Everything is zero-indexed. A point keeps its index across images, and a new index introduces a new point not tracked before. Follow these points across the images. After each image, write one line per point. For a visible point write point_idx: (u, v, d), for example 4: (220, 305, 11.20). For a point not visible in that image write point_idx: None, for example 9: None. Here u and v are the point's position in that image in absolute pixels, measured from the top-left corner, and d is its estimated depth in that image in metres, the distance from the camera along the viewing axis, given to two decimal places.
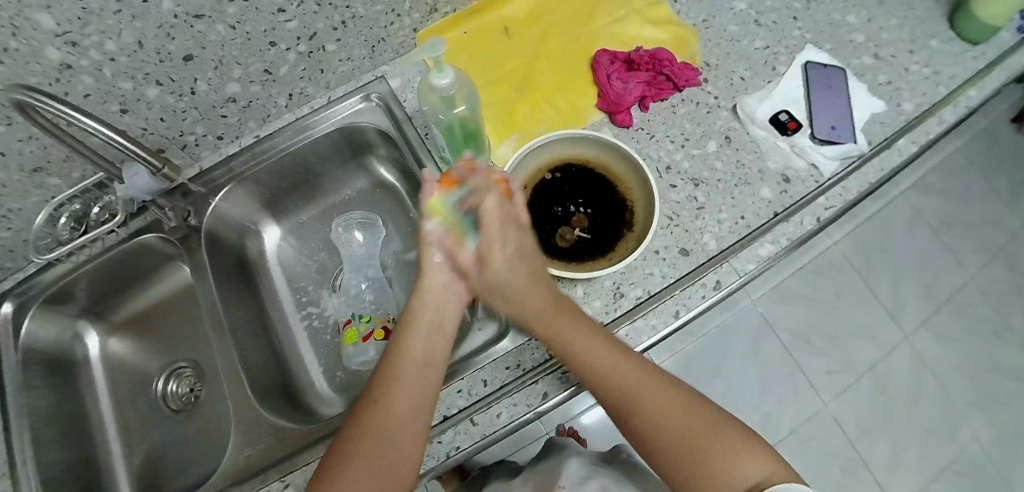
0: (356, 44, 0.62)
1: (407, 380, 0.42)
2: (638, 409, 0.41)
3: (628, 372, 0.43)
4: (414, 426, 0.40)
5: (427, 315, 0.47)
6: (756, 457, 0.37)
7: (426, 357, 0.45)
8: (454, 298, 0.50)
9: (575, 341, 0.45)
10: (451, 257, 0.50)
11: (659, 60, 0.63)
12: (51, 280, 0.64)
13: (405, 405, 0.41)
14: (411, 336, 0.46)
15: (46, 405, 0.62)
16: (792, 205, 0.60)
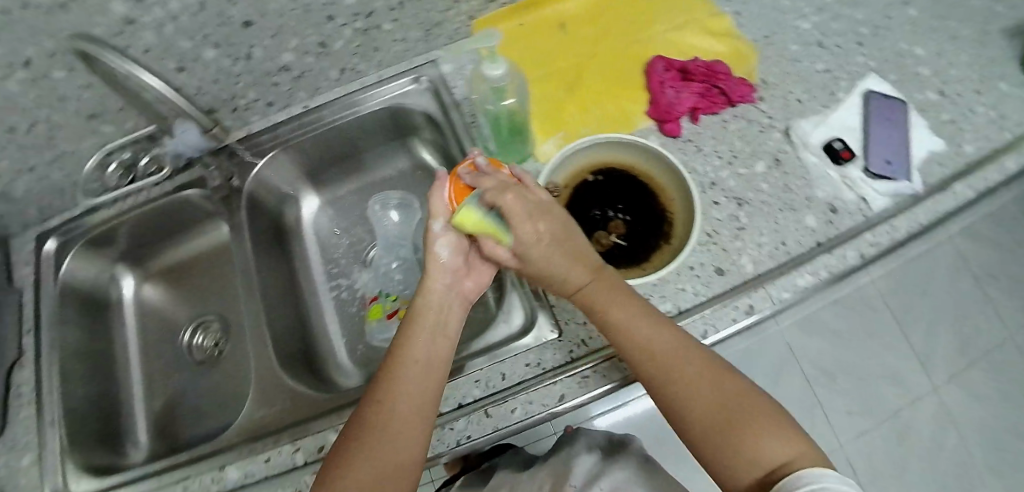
0: (412, 26, 0.62)
1: (410, 379, 0.43)
2: (668, 382, 0.41)
3: (663, 342, 0.42)
4: (419, 426, 0.41)
5: (433, 314, 0.47)
6: (786, 439, 0.36)
7: (428, 357, 0.44)
8: (458, 298, 0.50)
9: (612, 309, 0.44)
10: (454, 251, 0.49)
11: (715, 73, 0.61)
12: (95, 222, 0.67)
13: (407, 407, 0.41)
14: (415, 335, 0.46)
15: (76, 340, 0.66)
16: (835, 237, 0.58)
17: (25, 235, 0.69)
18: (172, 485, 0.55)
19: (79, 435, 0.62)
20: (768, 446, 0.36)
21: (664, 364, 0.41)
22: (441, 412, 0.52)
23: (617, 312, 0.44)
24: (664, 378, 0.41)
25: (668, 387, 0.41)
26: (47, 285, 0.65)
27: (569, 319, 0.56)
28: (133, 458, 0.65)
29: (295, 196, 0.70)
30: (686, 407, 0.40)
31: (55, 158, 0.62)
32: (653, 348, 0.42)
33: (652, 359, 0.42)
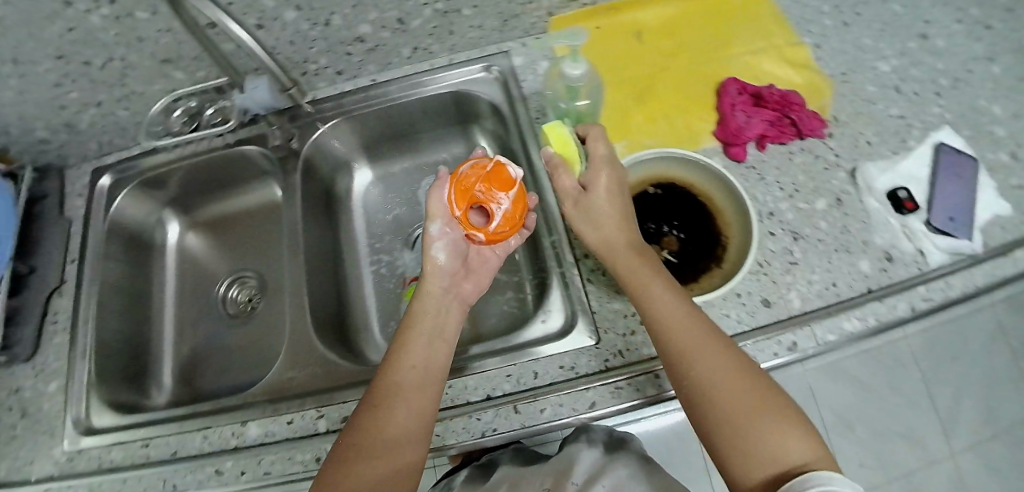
0: (490, 15, 0.62)
1: (407, 382, 0.45)
2: (691, 360, 0.41)
3: (693, 323, 0.43)
4: (417, 425, 0.43)
5: (430, 322, 0.51)
6: (804, 438, 0.36)
7: (424, 365, 0.47)
8: (451, 303, 0.54)
9: (649, 285, 0.46)
10: (449, 254, 0.54)
11: (789, 103, 0.60)
12: (150, 164, 0.69)
13: (407, 410, 0.44)
14: (411, 345, 0.49)
15: (118, 276, 0.68)
16: (888, 286, 0.57)
17: (82, 168, 0.71)
18: (193, 432, 0.55)
19: (106, 370, 0.63)
20: (784, 444, 0.36)
21: (692, 346, 0.42)
22: (469, 400, 0.52)
23: (654, 288, 0.46)
24: (689, 355, 0.41)
25: (690, 366, 0.41)
26: (97, 220, 0.67)
27: (609, 327, 0.54)
28: (155, 400, 0.66)
29: (349, 167, 0.71)
30: (707, 390, 0.40)
31: (123, 97, 0.63)
32: (682, 330, 0.43)
33: (681, 340, 0.42)
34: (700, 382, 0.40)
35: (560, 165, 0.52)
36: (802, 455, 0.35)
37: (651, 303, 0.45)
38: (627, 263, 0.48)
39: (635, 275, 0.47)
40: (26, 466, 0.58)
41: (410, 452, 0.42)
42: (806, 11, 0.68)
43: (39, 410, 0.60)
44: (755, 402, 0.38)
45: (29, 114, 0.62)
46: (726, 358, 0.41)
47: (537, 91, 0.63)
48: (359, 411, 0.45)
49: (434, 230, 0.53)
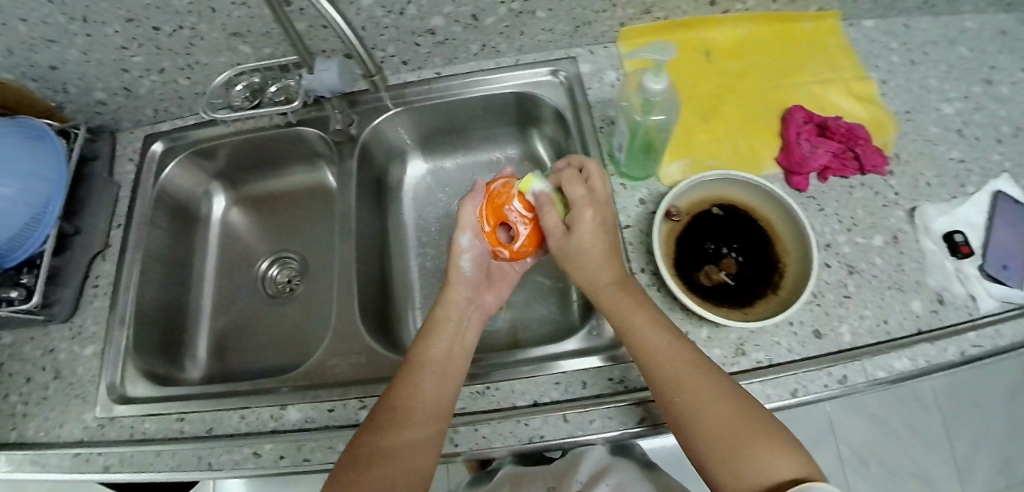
0: (563, 19, 0.62)
1: (426, 382, 0.47)
2: (683, 387, 0.43)
3: (678, 352, 0.45)
4: (431, 429, 0.45)
5: (450, 324, 0.52)
6: (789, 455, 0.38)
7: (441, 364, 0.49)
8: (474, 311, 0.55)
9: (634, 315, 0.47)
10: (476, 264, 0.54)
11: (856, 136, 0.60)
12: (205, 136, 0.69)
13: (424, 408, 0.45)
14: (432, 344, 0.50)
15: (161, 244, 0.68)
16: (940, 329, 0.57)
17: (135, 133, 0.72)
18: (231, 410, 0.54)
19: (142, 338, 0.63)
20: (774, 461, 0.38)
21: (681, 372, 0.43)
22: (516, 404, 0.51)
23: (639, 319, 0.47)
24: (677, 383, 0.43)
25: (681, 391, 0.42)
26: (146, 187, 0.67)
27: None
28: (189, 373, 0.66)
29: (405, 158, 0.72)
30: (699, 416, 0.41)
31: (186, 67, 0.63)
32: (670, 356, 0.44)
33: (668, 379, 0.43)
34: (687, 406, 0.42)
35: (548, 201, 0.51)
36: (793, 469, 0.37)
37: (636, 332, 0.47)
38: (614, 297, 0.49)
39: (620, 308, 0.48)
40: (56, 429, 0.57)
41: (424, 453, 0.43)
42: (874, 46, 0.69)
43: (73, 373, 0.60)
44: (744, 421, 0.40)
45: (92, 75, 0.62)
46: (714, 382, 0.43)
47: (602, 100, 0.63)
48: (378, 410, 0.46)
49: (463, 240, 0.53)
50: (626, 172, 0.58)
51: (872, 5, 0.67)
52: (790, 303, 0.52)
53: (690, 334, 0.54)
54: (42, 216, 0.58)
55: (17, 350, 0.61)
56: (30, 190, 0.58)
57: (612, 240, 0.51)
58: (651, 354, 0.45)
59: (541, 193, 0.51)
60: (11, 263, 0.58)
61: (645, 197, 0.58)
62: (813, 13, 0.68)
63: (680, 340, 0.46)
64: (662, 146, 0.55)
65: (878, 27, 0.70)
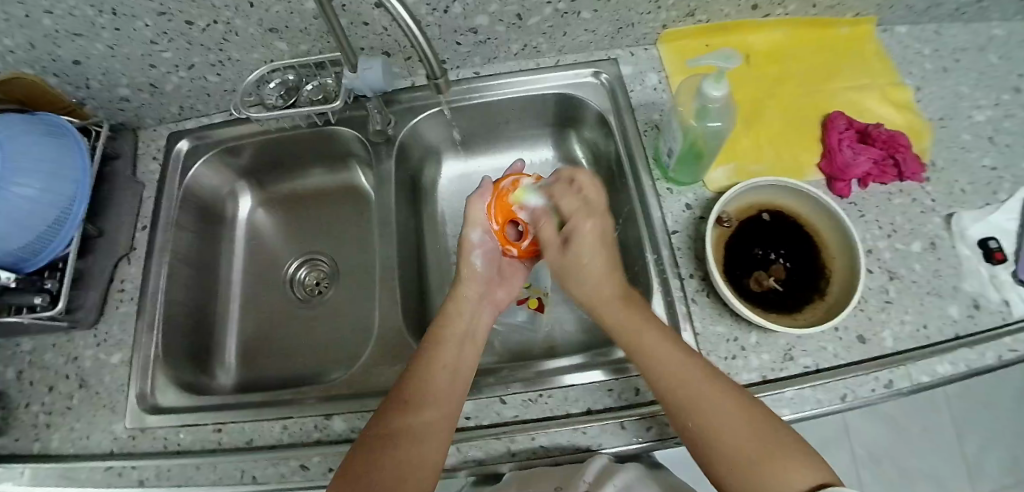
0: (606, 21, 0.61)
1: (439, 382, 0.48)
2: (696, 403, 0.43)
3: (687, 365, 0.45)
4: (443, 423, 0.45)
5: (462, 323, 0.54)
6: (800, 463, 0.40)
7: (453, 366, 0.50)
8: (484, 308, 0.57)
9: (641, 331, 0.49)
10: (488, 261, 0.58)
11: (896, 144, 0.61)
12: (233, 135, 0.68)
13: (435, 407, 0.46)
14: (443, 346, 0.51)
15: (187, 246, 0.66)
16: (977, 333, 0.57)
17: (158, 130, 0.70)
18: (271, 421, 0.53)
19: (171, 345, 0.61)
20: (793, 476, 0.39)
21: (695, 392, 0.44)
22: (568, 412, 0.50)
23: (647, 336, 0.48)
24: (690, 402, 0.44)
25: (696, 411, 0.43)
26: (172, 186, 0.65)
27: (711, 350, 0.53)
28: (220, 381, 0.64)
29: (440, 159, 0.71)
30: (716, 437, 0.42)
31: (217, 63, 0.61)
32: (680, 374, 0.45)
33: (680, 391, 0.44)
34: (702, 424, 0.43)
35: (544, 214, 0.58)
36: (810, 481, 0.38)
37: (643, 348, 0.48)
38: (618, 312, 0.51)
39: (627, 322, 0.50)
40: (83, 440, 0.55)
41: (434, 449, 0.44)
42: (907, 53, 0.70)
43: (99, 382, 0.57)
44: (761, 438, 0.41)
45: (117, 70, 0.60)
46: (726, 395, 0.43)
47: (644, 103, 0.63)
48: (392, 401, 0.47)
49: (475, 237, 0.58)
50: (674, 177, 0.58)
51: (906, 11, 0.68)
52: (837, 311, 0.52)
53: (739, 340, 0.54)
54: (67, 217, 0.56)
55: (39, 358, 0.59)
56: (55, 191, 0.55)
57: (609, 251, 0.56)
58: (661, 372, 0.46)
59: (537, 207, 0.58)
60: (32, 268, 0.55)
61: (691, 202, 0.58)
62: (850, 19, 0.69)
63: (689, 353, 0.47)
64: (712, 153, 0.55)
65: (911, 34, 0.71)
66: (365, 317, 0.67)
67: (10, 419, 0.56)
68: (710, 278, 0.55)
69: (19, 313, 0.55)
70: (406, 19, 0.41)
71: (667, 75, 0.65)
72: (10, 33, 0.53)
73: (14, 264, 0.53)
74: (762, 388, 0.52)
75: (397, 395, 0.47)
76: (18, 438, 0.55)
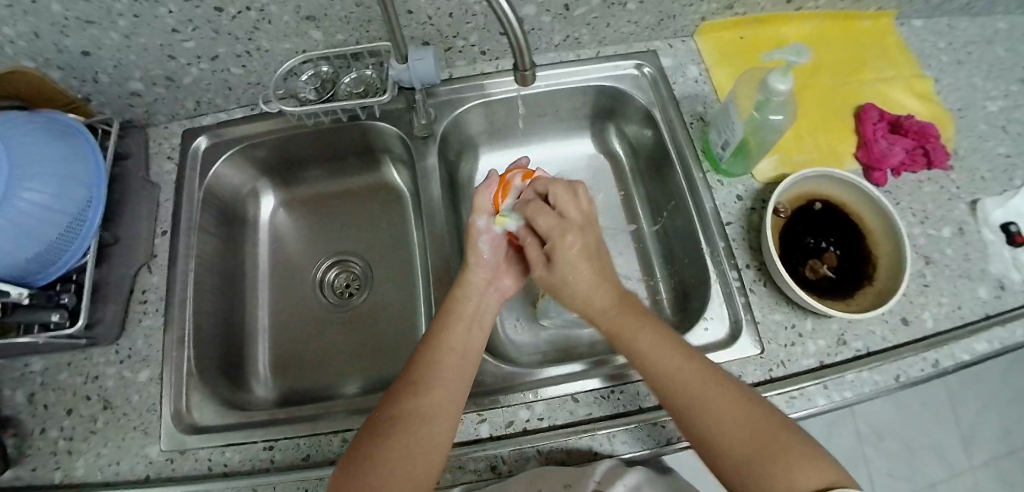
0: (650, 13, 0.63)
1: (445, 367, 0.46)
2: (698, 407, 0.41)
3: (683, 372, 0.43)
4: (449, 412, 0.43)
5: (469, 304, 0.51)
6: (807, 466, 0.37)
7: (461, 349, 0.47)
8: (491, 296, 0.53)
9: (637, 338, 0.46)
10: (494, 248, 0.54)
11: (927, 134, 0.63)
12: (255, 131, 0.64)
13: (439, 392, 0.44)
14: (450, 328, 0.49)
15: (210, 251, 0.62)
16: (1007, 312, 0.57)
17: (170, 127, 0.66)
18: (330, 434, 0.50)
19: (202, 358, 0.57)
20: (800, 478, 0.37)
21: (697, 398, 0.42)
22: (641, 407, 0.50)
23: (643, 344, 0.46)
24: (692, 408, 0.42)
25: (697, 416, 0.41)
26: (193, 187, 0.62)
27: (773, 339, 0.54)
28: (257, 394, 0.60)
29: (476, 152, 0.72)
30: (719, 441, 0.40)
31: (244, 53, 0.57)
32: (676, 378, 0.43)
33: (677, 390, 0.43)
34: (705, 429, 0.41)
35: (529, 235, 0.51)
36: (817, 485, 0.36)
37: (644, 355, 0.45)
38: (612, 319, 0.48)
39: (621, 335, 0.47)
40: (113, 467, 0.50)
41: (436, 434, 0.42)
42: (925, 46, 0.72)
43: (126, 403, 0.52)
44: (764, 440, 0.39)
45: (130, 62, 0.55)
46: (727, 398, 0.42)
47: (688, 95, 0.65)
48: (397, 386, 0.45)
49: (482, 223, 0.53)
50: (723, 170, 0.61)
51: (923, 6, 0.71)
52: (888, 296, 0.53)
53: (796, 326, 0.54)
54: (82, 225, 0.51)
55: (52, 379, 0.54)
56: (69, 197, 0.50)
57: (600, 262, 0.49)
58: (661, 378, 0.44)
59: (519, 227, 0.51)
60: (44, 282, 0.50)
61: (742, 194, 0.61)
62: (873, 12, 0.71)
63: (687, 358, 0.44)
64: (762, 147, 0.56)
65: (926, 27, 0.74)
66: (406, 318, 0.65)
67: (24, 449, 0.51)
68: (766, 268, 0.56)
69: (29, 331, 0.49)
70: (513, 22, 0.37)
71: (707, 66, 0.67)
72: (11, 21, 0.47)
73: (22, 278, 0.48)
74: (823, 372, 0.52)
75: (402, 380, 0.45)
76: (36, 468, 0.50)
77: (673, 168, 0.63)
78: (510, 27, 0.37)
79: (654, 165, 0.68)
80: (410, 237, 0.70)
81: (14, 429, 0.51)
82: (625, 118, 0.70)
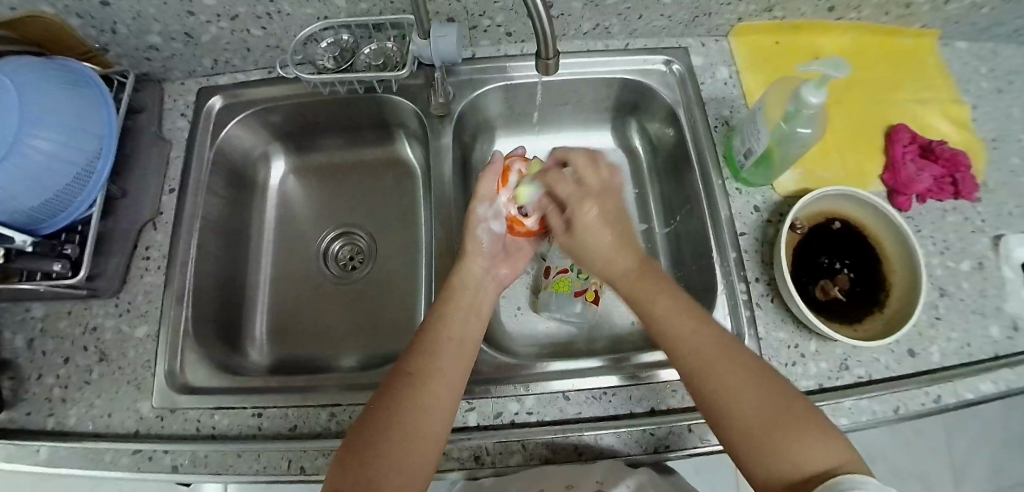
0: (684, 8, 0.61)
1: (446, 358, 0.45)
2: (711, 375, 0.41)
3: (701, 335, 0.43)
4: (450, 401, 0.43)
5: (470, 296, 0.50)
6: (821, 440, 0.37)
7: (460, 337, 0.47)
8: (489, 283, 0.53)
9: (658, 299, 0.47)
10: (493, 237, 0.53)
11: (958, 163, 0.60)
12: (271, 94, 0.63)
13: (439, 383, 0.43)
14: (450, 318, 0.48)
15: (217, 214, 0.62)
16: (1019, 355, 0.55)
17: (186, 84, 0.65)
18: (318, 407, 0.49)
19: (200, 320, 0.57)
20: (811, 452, 0.36)
21: (715, 364, 0.42)
22: (633, 412, 0.49)
23: (662, 306, 0.46)
24: (709, 373, 0.41)
25: (712, 384, 0.41)
26: (203, 146, 0.61)
27: (774, 357, 0.53)
28: (251, 360, 0.60)
29: (493, 135, 0.71)
30: (732, 408, 0.39)
31: (264, 15, 0.55)
32: (692, 343, 0.43)
33: (692, 355, 0.43)
34: (718, 396, 0.40)
35: (550, 203, 0.54)
36: (829, 461, 0.36)
37: (663, 318, 0.45)
38: (631, 285, 0.50)
39: (641, 298, 0.48)
40: (105, 419, 0.50)
41: (438, 423, 0.42)
42: (966, 69, 0.69)
43: (122, 356, 0.53)
44: (778, 411, 0.39)
45: (149, 14, 0.54)
46: (743, 367, 0.41)
47: (715, 97, 0.64)
48: (394, 379, 0.44)
49: (483, 210, 0.53)
50: (742, 179, 0.59)
51: (970, 27, 0.68)
52: (898, 325, 0.52)
53: (799, 346, 0.53)
54: (90, 176, 0.51)
55: (51, 326, 0.54)
56: (78, 146, 0.49)
57: (619, 227, 0.52)
58: (679, 343, 0.44)
59: (540, 196, 0.54)
60: (48, 231, 0.50)
61: (760, 205, 0.59)
62: (916, 29, 0.68)
63: (704, 325, 0.44)
64: (787, 159, 0.55)
65: (970, 50, 0.71)
66: (406, 297, 0.64)
67: (20, 391, 0.51)
68: (776, 284, 0.55)
69: (31, 278, 0.49)
70: (543, 18, 0.37)
71: (738, 69, 0.65)
72: None
73: (28, 225, 0.48)
74: (821, 396, 0.51)
75: (399, 373, 0.44)
76: (30, 412, 0.51)
77: (692, 171, 0.62)
78: (539, 9, 0.35)
79: (672, 166, 0.66)
80: (418, 217, 0.69)
81: (12, 371, 0.52)
82: (648, 114, 0.68)
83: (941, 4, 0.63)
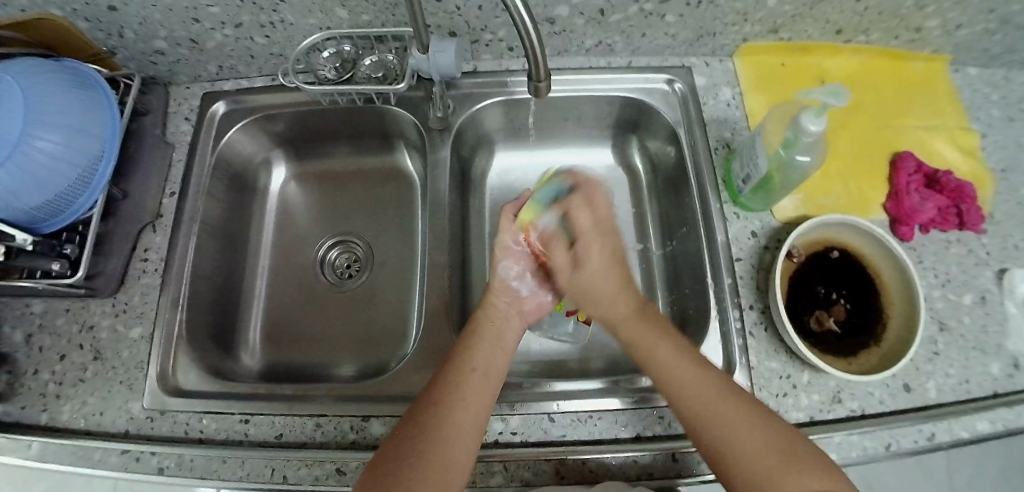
0: (689, 28, 0.61)
1: (471, 384, 0.44)
2: (719, 421, 0.40)
3: (705, 382, 0.43)
4: (472, 430, 0.42)
5: (492, 328, 0.50)
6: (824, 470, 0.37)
7: (484, 370, 0.46)
8: (513, 322, 0.52)
9: (657, 348, 0.46)
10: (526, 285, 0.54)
11: (964, 194, 0.59)
12: (273, 98, 0.64)
13: (462, 412, 0.42)
14: (475, 350, 0.47)
15: (215, 216, 0.63)
16: (1018, 393, 0.53)
17: (191, 88, 0.66)
18: (304, 417, 0.50)
19: (193, 323, 0.57)
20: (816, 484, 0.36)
21: (718, 409, 0.41)
22: (618, 437, 0.49)
23: (662, 351, 0.46)
24: (716, 416, 0.41)
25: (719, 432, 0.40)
26: (204, 151, 0.62)
27: (765, 386, 0.52)
28: (244, 364, 0.61)
29: (491, 148, 0.71)
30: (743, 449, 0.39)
31: (268, 24, 0.56)
32: (698, 395, 0.42)
33: (701, 403, 0.42)
34: (730, 443, 0.39)
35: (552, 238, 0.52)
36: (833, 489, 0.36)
37: (666, 363, 0.45)
38: (635, 330, 0.49)
39: (641, 343, 0.48)
40: (97, 417, 0.51)
41: (463, 451, 0.41)
42: (977, 97, 0.68)
43: (116, 357, 0.54)
44: (786, 444, 0.39)
45: (155, 21, 0.56)
46: (745, 407, 0.41)
47: (717, 118, 0.63)
48: (414, 406, 0.43)
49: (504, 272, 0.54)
50: (740, 203, 0.59)
51: (982, 54, 0.66)
52: (896, 359, 0.51)
53: (791, 377, 0.52)
54: (92, 181, 0.51)
55: (50, 322, 0.55)
56: (80, 150, 0.49)
57: (622, 268, 0.52)
58: (686, 392, 0.43)
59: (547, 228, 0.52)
60: (48, 230, 0.50)
61: (758, 230, 0.58)
62: (926, 55, 0.67)
63: (707, 371, 0.44)
64: (783, 187, 0.54)
65: (981, 77, 0.69)
66: (400, 306, 0.65)
67: (17, 385, 0.53)
68: (771, 311, 0.54)
69: (32, 276, 0.50)
70: (531, 34, 0.37)
71: (742, 90, 0.64)
72: None
73: (30, 223, 0.49)
74: (812, 429, 0.50)
75: (422, 402, 0.44)
76: (25, 407, 0.52)
77: (690, 194, 0.61)
78: (527, 27, 0.36)
79: (672, 184, 0.66)
80: (415, 226, 0.69)
81: (10, 366, 0.53)
82: (649, 132, 0.68)
83: (951, 29, 0.62)
